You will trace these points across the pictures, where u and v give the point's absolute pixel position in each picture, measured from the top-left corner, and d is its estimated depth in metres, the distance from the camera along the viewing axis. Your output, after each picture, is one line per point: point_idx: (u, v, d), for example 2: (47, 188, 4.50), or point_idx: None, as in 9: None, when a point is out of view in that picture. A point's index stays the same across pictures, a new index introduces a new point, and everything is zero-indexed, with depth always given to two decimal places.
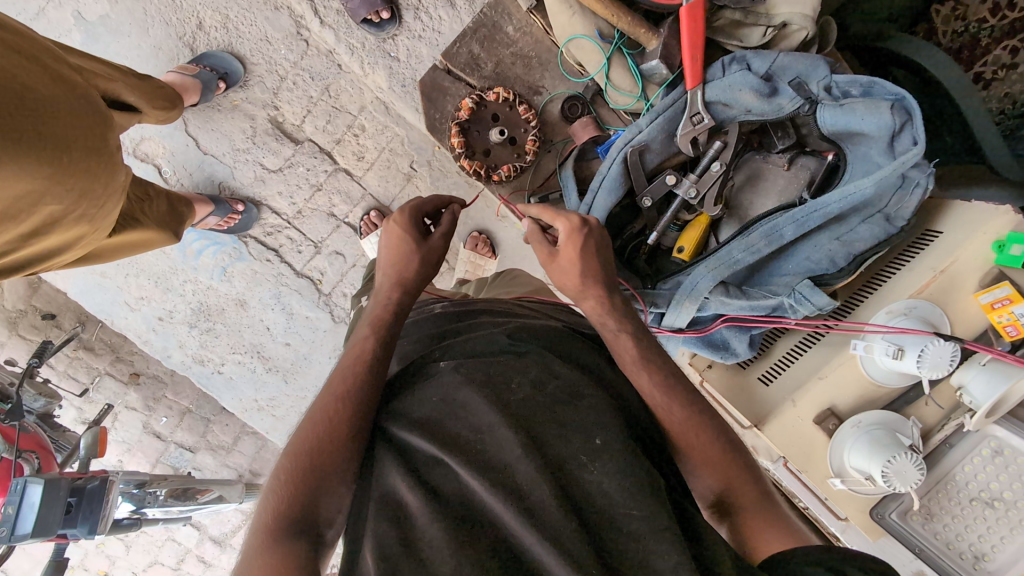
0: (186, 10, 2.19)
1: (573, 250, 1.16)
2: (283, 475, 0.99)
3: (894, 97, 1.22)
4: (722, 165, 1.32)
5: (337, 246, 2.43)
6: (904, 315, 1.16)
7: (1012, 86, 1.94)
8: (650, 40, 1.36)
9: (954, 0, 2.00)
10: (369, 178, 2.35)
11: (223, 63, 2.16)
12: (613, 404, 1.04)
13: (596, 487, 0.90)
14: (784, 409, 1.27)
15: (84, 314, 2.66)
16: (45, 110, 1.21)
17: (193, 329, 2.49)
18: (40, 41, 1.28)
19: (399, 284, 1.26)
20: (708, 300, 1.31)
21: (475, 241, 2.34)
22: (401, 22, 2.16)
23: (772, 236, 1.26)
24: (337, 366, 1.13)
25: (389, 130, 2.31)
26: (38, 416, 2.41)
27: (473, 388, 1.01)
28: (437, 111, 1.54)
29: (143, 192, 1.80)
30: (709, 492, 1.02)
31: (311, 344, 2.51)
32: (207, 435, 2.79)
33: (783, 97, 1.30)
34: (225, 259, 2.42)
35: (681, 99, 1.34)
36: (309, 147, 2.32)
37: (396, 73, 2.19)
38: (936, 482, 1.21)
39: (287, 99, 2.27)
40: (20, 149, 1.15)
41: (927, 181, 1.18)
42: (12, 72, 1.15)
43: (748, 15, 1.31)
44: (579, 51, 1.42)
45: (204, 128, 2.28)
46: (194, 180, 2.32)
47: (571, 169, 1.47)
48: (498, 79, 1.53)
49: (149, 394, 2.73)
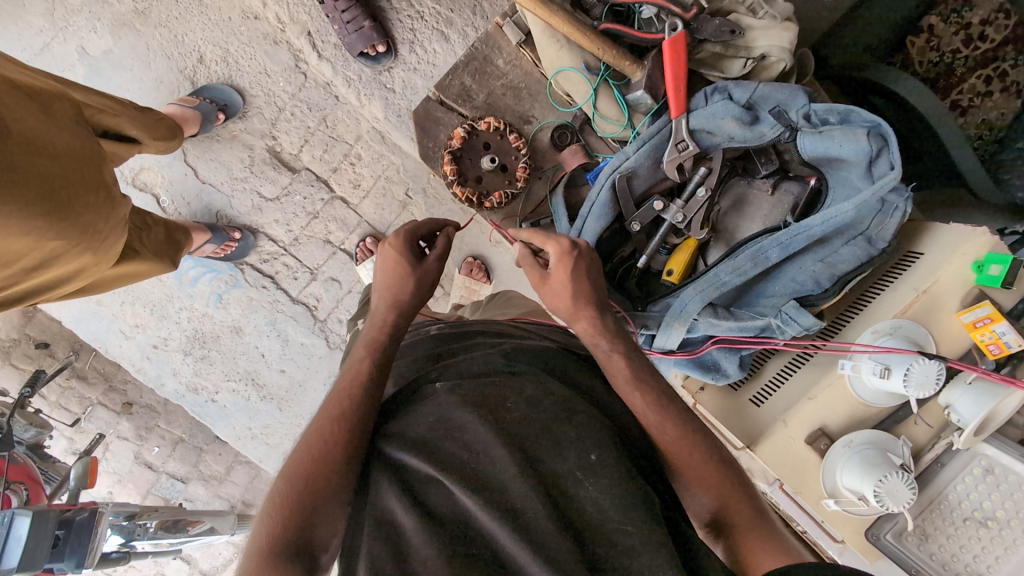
0: (188, 45, 2.26)
1: (563, 273, 1.18)
2: (278, 498, 0.99)
3: (870, 125, 1.27)
4: (707, 190, 1.36)
5: (333, 272, 2.45)
6: (889, 334, 1.18)
7: (987, 114, 2.02)
8: (635, 72, 1.40)
9: (928, 32, 2.06)
10: (365, 206, 2.39)
11: (223, 95, 2.24)
12: (606, 423, 1.05)
13: (591, 505, 0.91)
14: (775, 429, 1.27)
15: (78, 343, 2.65)
16: (41, 148, 1.23)
17: (188, 356, 2.49)
18: (51, 84, 1.36)
19: (394, 305, 1.27)
20: (697, 322, 1.32)
21: (470, 267, 2.38)
22: (397, 55, 2.23)
23: (758, 258, 1.28)
24: (333, 388, 1.14)
25: (384, 159, 2.36)
26: (29, 446, 2.41)
27: (469, 408, 1.02)
28: (430, 140, 1.58)
29: (142, 221, 1.82)
30: (705, 511, 1.03)
31: (306, 370, 2.50)
32: (199, 465, 2.76)
33: (764, 125, 1.34)
34: (221, 286, 2.43)
35: (666, 126, 1.38)
36: (306, 176, 2.36)
37: (391, 104, 2.25)
38: (928, 503, 1.21)
39: (285, 129, 2.33)
40: (17, 186, 1.18)
41: (905, 205, 1.21)
42: (15, 110, 1.20)
43: (728, 48, 1.37)
44: (567, 83, 1.47)
45: (203, 158, 2.33)
46: (192, 209, 2.36)
47: (561, 196, 1.51)
48: (489, 109, 1.58)
49: (141, 423, 2.70)
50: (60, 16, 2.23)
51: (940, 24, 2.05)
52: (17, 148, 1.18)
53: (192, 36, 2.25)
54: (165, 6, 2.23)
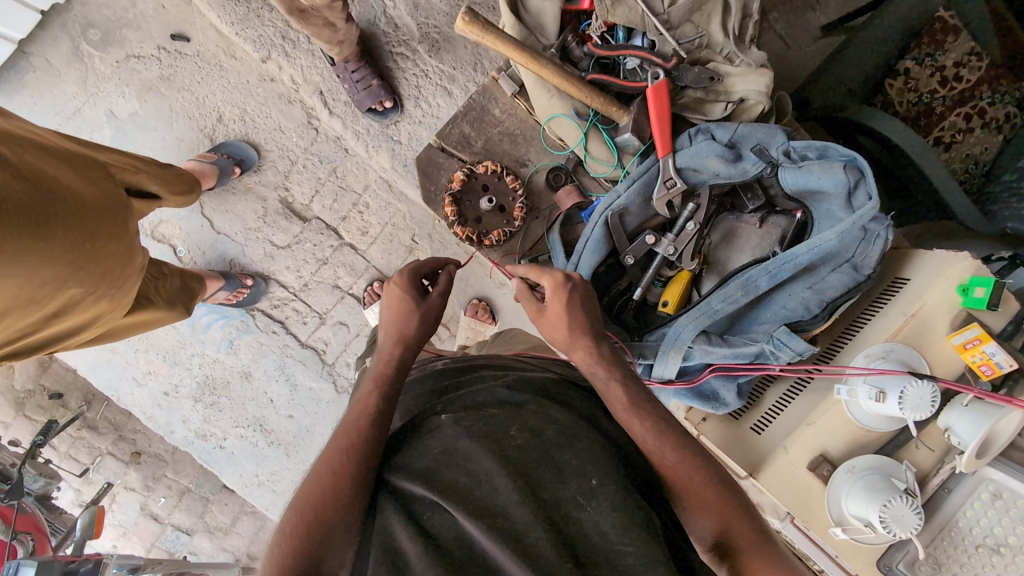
0: (209, 106, 2.42)
1: (560, 304, 1.24)
2: (288, 527, 1.02)
3: (846, 159, 1.33)
4: (697, 224, 1.44)
5: (341, 316, 2.51)
6: (882, 358, 1.20)
7: (970, 149, 2.09)
8: (622, 116, 1.51)
9: (904, 74, 2.12)
10: (372, 252, 2.47)
11: (239, 151, 2.38)
12: (607, 448, 1.07)
13: (593, 527, 0.92)
14: (776, 455, 1.29)
15: (90, 393, 2.69)
16: (70, 202, 1.30)
17: (198, 403, 2.52)
18: (59, 142, 1.40)
19: (400, 339, 1.32)
20: (692, 349, 1.36)
21: (475, 308, 2.43)
22: (403, 110, 2.37)
23: (748, 287, 1.34)
24: (342, 422, 1.17)
25: (392, 207, 2.47)
26: (36, 497, 2.39)
27: (472, 438, 1.04)
28: (432, 184, 1.67)
29: (158, 271, 1.89)
30: (707, 534, 1.05)
31: (314, 415, 2.52)
32: (205, 516, 2.74)
33: (746, 162, 1.41)
34: (232, 332, 2.49)
35: (654, 166, 1.46)
36: (317, 224, 2.46)
37: (398, 155, 2.38)
38: (940, 530, 1.19)
39: (298, 181, 2.45)
40: (46, 239, 1.24)
41: (887, 233, 1.26)
42: (45, 168, 1.27)
43: (709, 93, 1.47)
44: (560, 128, 1.58)
45: (219, 210, 2.44)
46: (207, 258, 2.46)
47: (558, 233, 1.58)
48: (487, 154, 1.67)
49: (149, 473, 2.70)
50: (91, 83, 2.40)
51: (915, 66, 2.11)
52: (48, 203, 1.24)
53: (213, 97, 2.41)
54: (189, 71, 2.40)
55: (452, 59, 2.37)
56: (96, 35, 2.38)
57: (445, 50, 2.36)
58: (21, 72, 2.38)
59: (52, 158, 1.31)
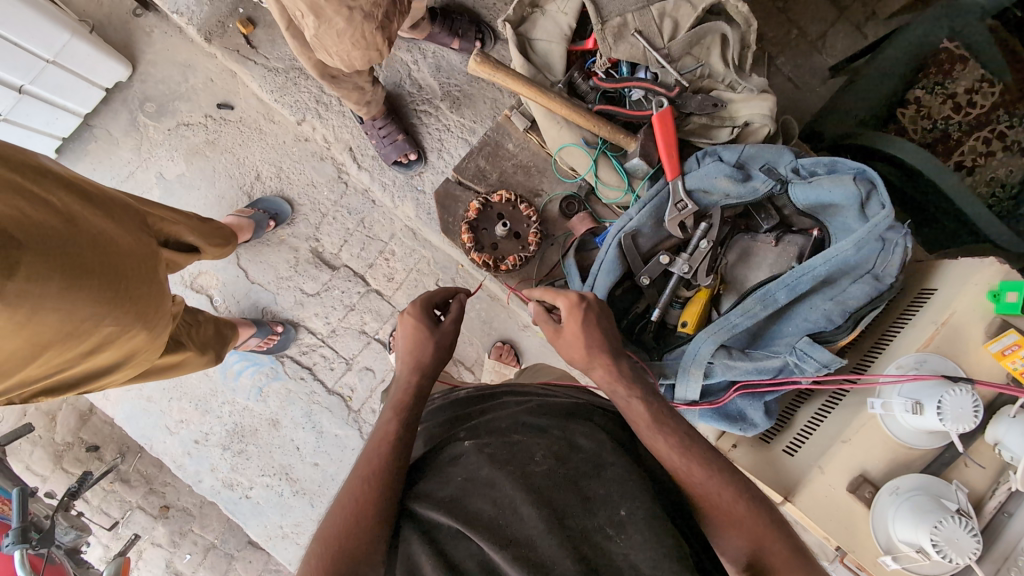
0: (248, 165, 2.60)
1: (575, 326, 1.23)
2: (314, 561, 0.98)
3: (857, 171, 1.42)
4: (710, 242, 1.51)
5: (367, 361, 2.54)
6: (914, 369, 1.17)
7: (994, 171, 2.07)
8: (629, 143, 1.63)
9: (915, 103, 2.14)
10: (397, 298, 2.54)
11: (274, 206, 2.52)
12: (633, 469, 1.04)
13: (623, 560, 0.88)
14: (812, 476, 1.22)
15: (125, 445, 2.74)
16: (106, 245, 1.35)
17: (226, 451, 2.54)
18: (110, 193, 1.47)
19: (416, 368, 1.31)
20: (713, 365, 1.42)
21: (500, 350, 2.43)
22: (426, 161, 2.50)
23: (767, 300, 1.40)
24: (361, 452, 1.13)
25: (416, 253, 2.55)
26: (67, 550, 2.36)
27: (496, 465, 1.00)
28: (450, 216, 1.78)
29: (192, 317, 1.98)
30: (741, 556, 1.00)
31: (339, 463, 2.50)
32: (229, 574, 2.68)
33: (756, 180, 1.51)
34: (262, 379, 2.54)
35: (664, 189, 1.56)
36: (345, 272, 2.55)
37: (422, 204, 2.48)
38: (1003, 559, 1.08)
39: (328, 232, 2.57)
40: (81, 277, 1.29)
41: (905, 241, 1.33)
42: (85, 214, 1.33)
43: (714, 119, 1.60)
44: (570, 156, 1.69)
45: (253, 261, 2.56)
46: (241, 307, 2.56)
47: (573, 259, 1.64)
48: (502, 186, 1.78)
49: (176, 528, 2.69)
50: (145, 150, 2.63)
51: (926, 96, 2.14)
52: (86, 244, 1.31)
53: (253, 158, 2.60)
54: (231, 135, 2.61)
55: (472, 114, 2.52)
56: (152, 107, 2.63)
57: (465, 106, 2.52)
58: (84, 143, 2.64)
59: (97, 202, 1.38)
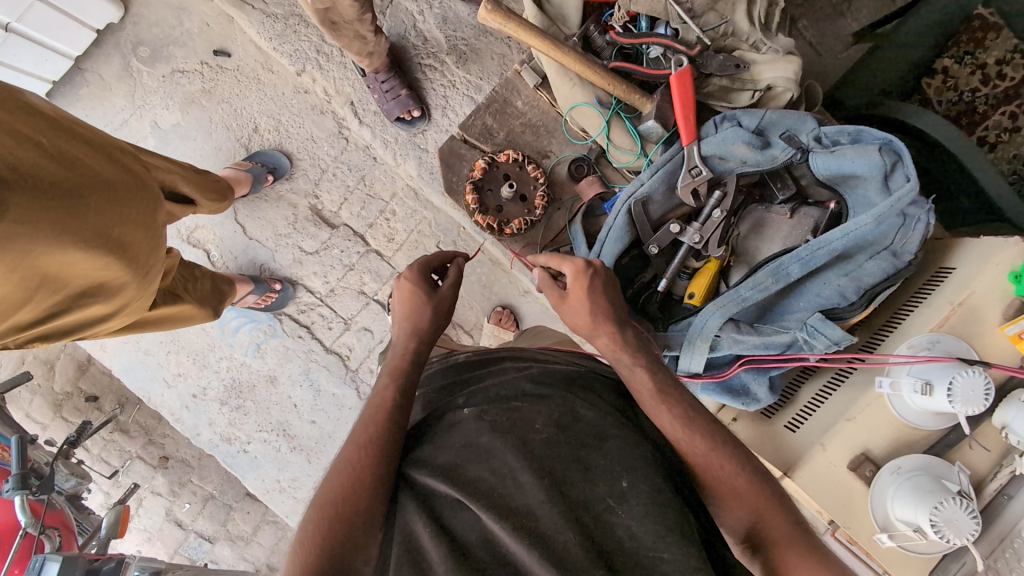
0: (246, 117, 2.51)
1: (583, 291, 1.20)
2: (310, 526, 0.97)
3: (882, 142, 1.39)
4: (723, 212, 1.48)
5: (365, 322, 2.51)
6: (925, 349, 1.18)
7: (1020, 147, 1.96)
8: (644, 104, 1.57)
9: (943, 72, 2.06)
10: (397, 259, 2.49)
11: (272, 159, 2.44)
12: (636, 440, 1.03)
13: (623, 531, 0.87)
14: (814, 454, 1.23)
15: (124, 396, 2.74)
16: (100, 188, 1.30)
17: (224, 406, 2.54)
18: (103, 134, 1.41)
19: (415, 333, 1.28)
20: (720, 338, 1.41)
21: (499, 315, 2.39)
22: (430, 119, 2.40)
23: (779, 274, 1.38)
24: (359, 417, 1.12)
25: (417, 214, 2.49)
26: (67, 496, 2.38)
27: (496, 433, 0.99)
28: (454, 175, 1.73)
29: (189, 273, 1.94)
30: (739, 528, 1.00)
31: (336, 422, 2.51)
32: (228, 524, 2.73)
33: (776, 149, 1.48)
34: (259, 336, 2.52)
35: (679, 154, 1.52)
36: (344, 231, 2.50)
37: (424, 162, 2.39)
38: (999, 541, 1.10)
39: (328, 189, 2.50)
40: (74, 221, 1.24)
41: (927, 217, 1.30)
42: (77, 155, 1.27)
43: (734, 81, 1.53)
44: (582, 117, 1.63)
45: (251, 216, 2.50)
46: (238, 263, 2.52)
47: (580, 224, 1.63)
48: (509, 145, 1.73)
49: (175, 478, 2.73)
50: (139, 97, 2.53)
51: (955, 65, 2.04)
52: (78, 186, 1.25)
53: (250, 110, 2.51)
54: (229, 84, 2.51)
55: (479, 70, 2.41)
56: (145, 52, 2.52)
57: (472, 62, 2.41)
58: (76, 87, 2.53)
59: (87, 143, 1.32)
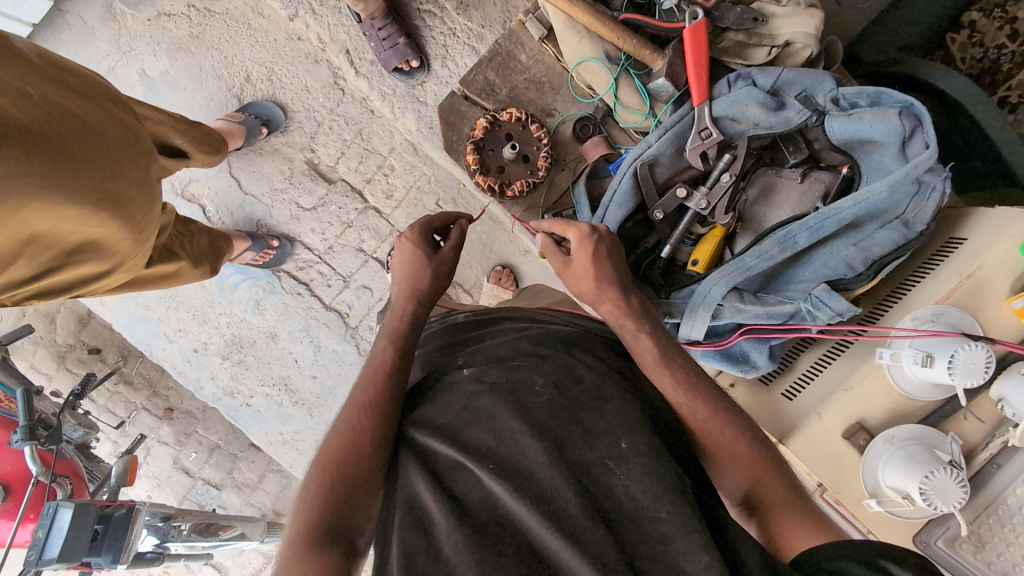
0: (237, 65, 2.40)
1: (585, 258, 1.20)
2: (313, 485, 0.99)
3: (902, 105, 1.34)
4: (732, 176, 1.44)
5: (365, 280, 2.49)
6: (930, 321, 1.18)
7: None
8: (656, 60, 1.50)
9: (969, 27, 1.95)
10: (397, 216, 2.44)
11: (266, 111, 2.36)
12: (637, 404, 1.02)
13: (622, 493, 0.87)
14: (810, 422, 1.26)
15: (127, 349, 2.76)
16: (91, 141, 1.25)
17: (226, 360, 2.55)
18: (95, 84, 1.35)
19: (414, 295, 1.26)
20: (722, 307, 1.41)
21: (499, 275, 2.36)
22: (429, 70, 2.29)
23: (785, 243, 1.37)
24: (358, 379, 1.12)
25: (416, 170, 2.43)
26: (77, 446, 2.42)
27: (496, 395, 0.99)
28: (454, 133, 1.68)
29: (185, 229, 1.89)
30: (738, 490, 1.03)
31: (337, 377, 2.52)
32: (234, 472, 2.80)
33: (790, 110, 1.44)
34: (259, 293, 2.51)
35: (689, 115, 1.48)
36: (342, 186, 2.44)
37: (424, 116, 2.30)
38: (984, 507, 1.15)
39: (324, 142, 2.42)
40: (64, 175, 1.20)
41: (943, 185, 1.29)
42: (65, 105, 1.22)
43: (751, 36, 1.47)
44: (588, 73, 1.58)
45: (246, 170, 2.44)
46: (235, 219, 2.46)
47: (583, 186, 1.59)
48: (512, 102, 1.68)
49: (180, 429, 2.78)
50: (124, 42, 2.41)
51: (982, 19, 1.94)
52: (70, 139, 1.21)
53: (241, 57, 2.39)
54: (218, 30, 2.39)
55: (481, 17, 2.30)
56: None
57: (474, 8, 2.29)
58: (58, 31, 2.41)
59: (76, 93, 1.26)
